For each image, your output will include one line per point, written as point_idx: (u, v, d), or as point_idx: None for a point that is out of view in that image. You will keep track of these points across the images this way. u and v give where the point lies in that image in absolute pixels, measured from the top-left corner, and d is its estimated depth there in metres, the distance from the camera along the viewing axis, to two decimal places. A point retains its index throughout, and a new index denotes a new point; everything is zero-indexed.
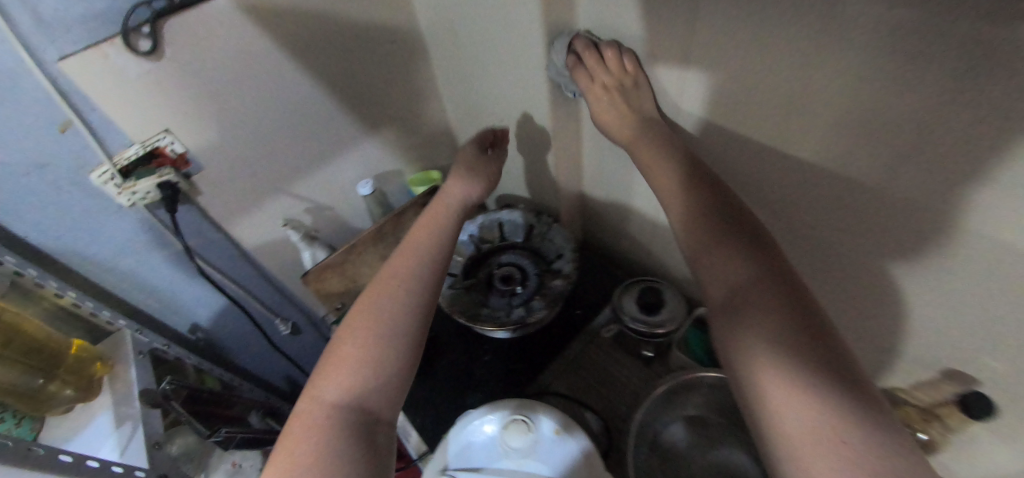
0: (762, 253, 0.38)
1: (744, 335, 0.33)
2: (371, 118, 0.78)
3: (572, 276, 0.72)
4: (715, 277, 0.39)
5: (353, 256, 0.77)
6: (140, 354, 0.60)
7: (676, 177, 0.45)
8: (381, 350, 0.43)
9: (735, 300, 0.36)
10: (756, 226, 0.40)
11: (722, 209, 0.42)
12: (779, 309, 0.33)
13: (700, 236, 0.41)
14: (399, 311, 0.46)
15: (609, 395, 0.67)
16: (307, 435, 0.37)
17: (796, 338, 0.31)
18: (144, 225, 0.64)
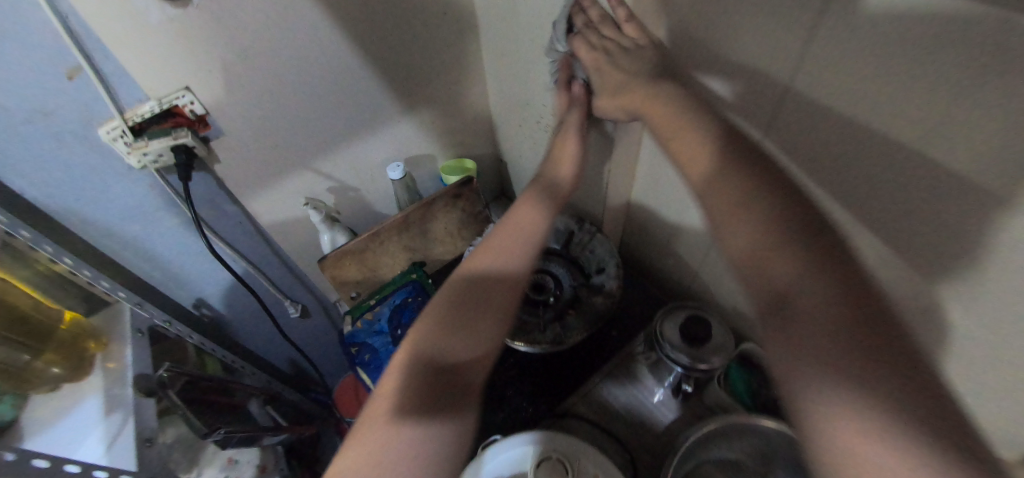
0: (827, 259, 0.27)
1: (794, 344, 0.25)
2: (410, 96, 0.71)
3: (614, 294, 0.65)
4: (758, 267, 0.29)
5: (375, 244, 0.71)
6: (138, 333, 0.54)
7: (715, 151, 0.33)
8: (454, 354, 0.41)
9: (789, 318, 0.26)
10: (827, 212, 0.29)
11: (774, 174, 0.31)
12: (839, 337, 0.24)
13: (740, 226, 0.30)
14: (473, 312, 0.43)
15: (640, 429, 0.62)
16: (396, 386, 0.39)
17: (868, 373, 0.22)
18: (153, 190, 0.58)
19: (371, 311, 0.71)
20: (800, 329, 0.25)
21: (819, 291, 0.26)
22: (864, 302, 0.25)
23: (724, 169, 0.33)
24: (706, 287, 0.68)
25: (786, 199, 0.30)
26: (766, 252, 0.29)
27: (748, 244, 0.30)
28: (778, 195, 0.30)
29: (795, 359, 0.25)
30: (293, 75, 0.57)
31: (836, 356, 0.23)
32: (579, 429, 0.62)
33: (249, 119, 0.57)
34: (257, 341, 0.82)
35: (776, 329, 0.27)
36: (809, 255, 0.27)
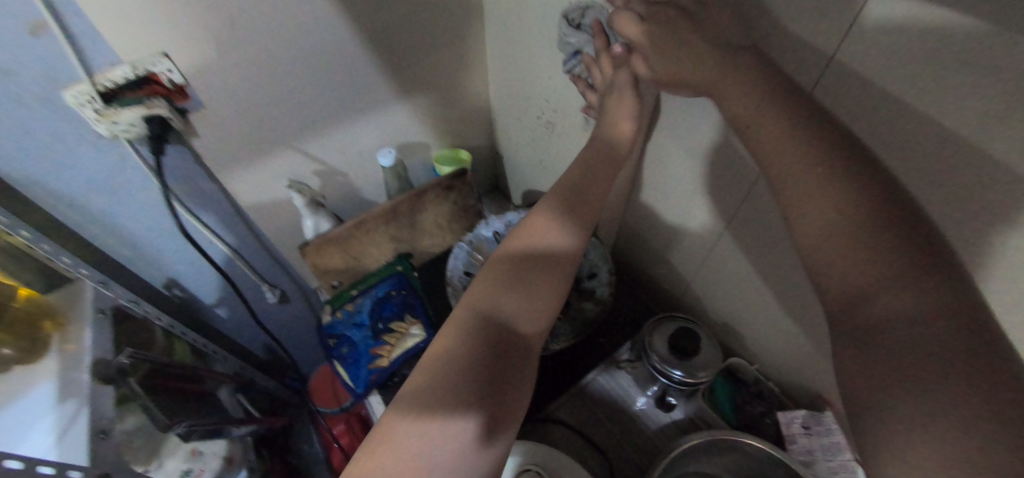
0: (926, 268, 0.23)
1: (891, 400, 0.22)
2: (407, 80, 0.68)
3: (605, 301, 0.64)
4: (846, 292, 0.26)
5: (361, 232, 0.68)
6: (100, 313, 0.51)
7: (778, 126, 0.29)
8: (510, 326, 0.40)
9: (871, 330, 0.24)
10: (926, 218, 0.24)
11: (857, 171, 0.26)
12: (957, 341, 0.21)
13: (815, 215, 0.27)
14: (531, 281, 0.43)
15: (622, 439, 0.61)
16: (457, 340, 0.39)
17: (982, 392, 0.19)
18: (123, 162, 0.54)
19: (352, 302, 0.67)
20: (890, 340, 0.23)
21: (898, 298, 0.23)
22: (962, 309, 0.22)
23: (787, 164, 0.28)
24: (697, 298, 0.67)
25: (870, 180, 0.26)
26: (833, 246, 0.26)
27: (804, 232, 0.28)
28: (854, 176, 0.26)
29: (885, 389, 0.23)
30: (283, 48, 0.54)
31: (945, 369, 0.21)
32: (559, 435, 0.61)
33: (233, 92, 0.54)
34: (231, 324, 0.79)
35: (847, 343, 0.25)
36: (898, 250, 0.24)
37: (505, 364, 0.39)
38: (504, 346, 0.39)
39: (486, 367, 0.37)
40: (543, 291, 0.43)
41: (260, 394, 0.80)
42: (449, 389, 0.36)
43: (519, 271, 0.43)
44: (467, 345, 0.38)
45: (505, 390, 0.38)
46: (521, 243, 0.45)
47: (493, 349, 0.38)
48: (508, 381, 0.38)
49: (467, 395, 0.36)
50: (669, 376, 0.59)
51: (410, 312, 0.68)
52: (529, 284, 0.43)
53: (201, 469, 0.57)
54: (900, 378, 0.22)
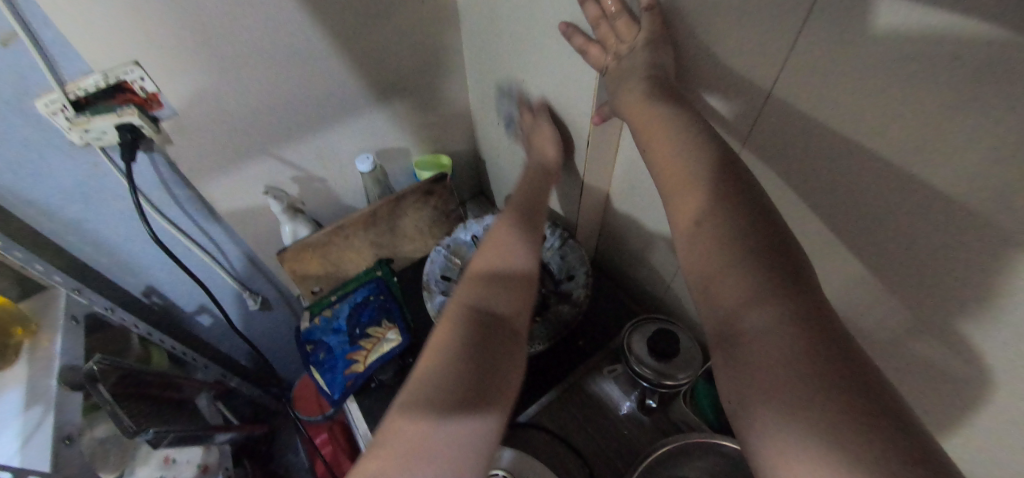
0: (775, 278, 0.30)
1: (756, 376, 0.28)
2: (384, 86, 0.69)
3: (582, 303, 0.63)
4: (721, 300, 0.32)
5: (339, 237, 0.68)
6: (72, 320, 0.51)
7: (684, 179, 0.38)
8: (494, 314, 0.44)
9: (738, 329, 0.31)
10: (784, 238, 0.32)
11: (736, 210, 0.34)
12: (809, 348, 0.27)
13: (702, 250, 0.34)
14: (507, 276, 0.48)
15: (601, 442, 0.60)
16: (445, 327, 0.43)
17: (838, 385, 0.25)
18: (97, 170, 0.54)
19: (330, 308, 0.68)
20: (756, 347, 0.29)
21: (766, 315, 0.29)
22: (815, 323, 0.28)
23: (698, 207, 0.36)
24: (677, 298, 0.66)
25: (748, 220, 0.33)
26: (716, 271, 0.33)
27: (695, 265, 0.35)
28: (734, 218, 0.34)
29: (757, 367, 0.29)
30: (254, 55, 0.54)
31: (800, 370, 0.26)
32: (537, 440, 0.60)
33: (208, 99, 0.54)
34: (213, 332, 0.79)
35: (724, 349, 0.31)
36: (766, 277, 0.31)
37: (496, 354, 0.41)
38: (493, 339, 0.42)
39: (479, 342, 0.41)
40: (515, 282, 0.48)
41: (242, 402, 0.80)
42: (445, 380, 0.38)
43: (494, 265, 0.49)
44: (457, 340, 0.41)
45: (493, 379, 0.40)
46: (494, 242, 0.51)
47: (481, 332, 0.42)
48: (493, 365, 0.40)
49: (464, 388, 0.38)
50: (645, 377, 0.58)
51: (388, 316, 0.67)
52: (504, 277, 0.48)
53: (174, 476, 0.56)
54: (763, 378, 0.28)
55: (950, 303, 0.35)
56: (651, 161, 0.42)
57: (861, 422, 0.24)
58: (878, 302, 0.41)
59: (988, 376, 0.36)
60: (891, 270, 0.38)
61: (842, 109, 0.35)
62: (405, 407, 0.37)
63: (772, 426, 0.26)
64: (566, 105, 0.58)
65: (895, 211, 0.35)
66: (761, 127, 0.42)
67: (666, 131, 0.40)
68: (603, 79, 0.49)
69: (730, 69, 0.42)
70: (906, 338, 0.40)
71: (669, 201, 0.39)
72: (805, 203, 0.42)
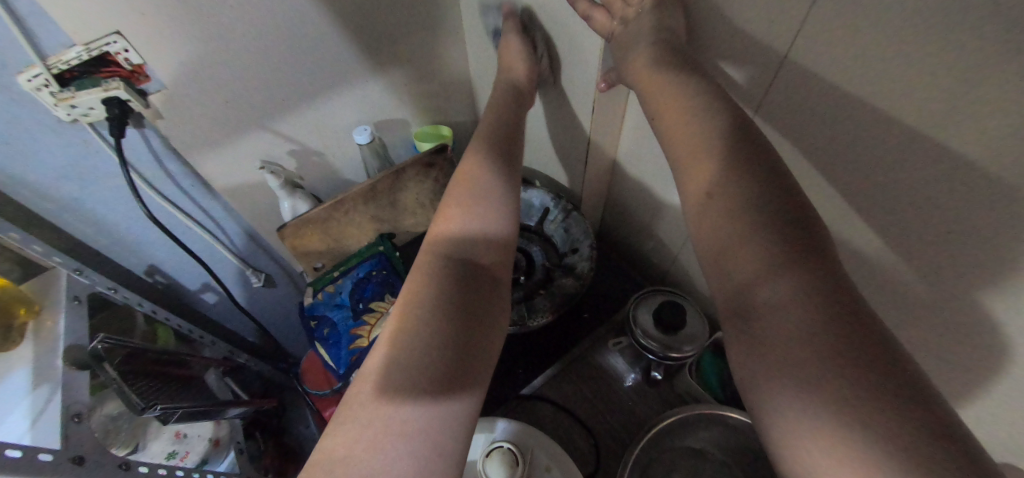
0: (790, 249, 0.29)
1: (768, 352, 0.27)
2: (380, 55, 0.66)
3: (586, 276, 0.61)
4: (735, 270, 0.31)
5: (339, 213, 0.67)
6: (74, 300, 0.51)
7: (695, 146, 0.36)
8: (463, 283, 0.41)
9: (751, 303, 0.30)
10: (801, 205, 0.31)
11: (752, 176, 0.32)
12: (828, 322, 0.25)
13: (713, 222, 0.33)
14: (472, 242, 0.44)
15: (606, 413, 0.60)
16: (405, 307, 0.39)
17: (856, 362, 0.23)
18: (87, 146, 0.53)
19: (333, 284, 0.68)
20: (771, 322, 0.28)
21: (781, 286, 0.28)
22: (832, 294, 0.26)
23: (713, 174, 0.34)
24: (685, 270, 0.65)
25: (761, 187, 0.32)
26: (730, 243, 0.32)
27: (708, 233, 0.34)
28: (749, 186, 0.32)
29: (771, 343, 0.27)
30: (237, 27, 0.51)
31: (814, 346, 0.25)
32: (542, 412, 0.61)
33: (198, 73, 0.52)
34: (219, 309, 0.79)
35: (736, 324, 0.30)
36: (780, 247, 0.29)
37: (474, 313, 0.40)
38: (466, 295, 0.40)
39: (449, 322, 0.38)
40: (479, 246, 0.44)
41: (253, 376, 0.81)
42: (408, 367, 0.35)
43: (453, 231, 0.44)
44: (428, 311, 0.38)
45: (473, 340, 0.38)
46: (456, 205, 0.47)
47: (447, 308, 0.39)
48: (470, 342, 0.38)
49: (441, 354, 0.36)
50: (650, 349, 0.57)
51: (391, 291, 0.67)
52: (467, 242, 0.44)
53: (187, 450, 0.58)
54: (773, 352, 0.27)
55: (964, 273, 0.34)
56: (659, 127, 0.40)
57: (882, 398, 0.22)
58: (892, 272, 0.39)
59: (1003, 346, 0.34)
60: (905, 238, 0.36)
61: (861, 71, 0.32)
62: (373, 382, 0.35)
63: (788, 402, 0.25)
64: (569, 73, 0.55)
65: (915, 178, 0.33)
66: (775, 89, 0.40)
67: (679, 96, 0.38)
68: (608, 45, 0.47)
69: (741, 30, 0.39)
70: (922, 308, 0.39)
71: (680, 170, 0.37)
72: (817, 170, 0.40)
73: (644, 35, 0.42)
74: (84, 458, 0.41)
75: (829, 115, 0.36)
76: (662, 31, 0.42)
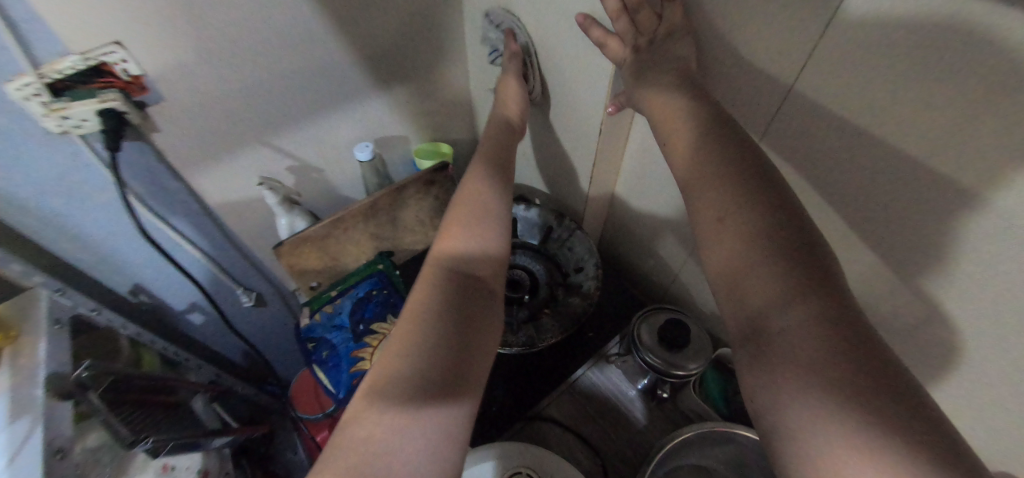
0: (803, 277, 0.29)
1: (784, 381, 0.27)
2: (384, 72, 0.66)
3: (593, 295, 0.61)
4: (750, 299, 0.32)
5: (338, 231, 0.65)
6: (56, 324, 0.48)
7: (703, 174, 0.37)
8: (470, 292, 0.41)
9: (764, 331, 0.30)
10: (811, 234, 0.32)
11: (764, 204, 0.33)
12: (845, 348, 0.26)
13: (721, 247, 0.34)
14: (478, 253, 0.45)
15: (610, 432, 0.60)
16: (411, 316, 0.39)
17: (871, 388, 0.24)
18: (76, 160, 0.50)
19: (332, 304, 0.66)
20: (783, 347, 0.28)
21: (792, 311, 0.29)
22: (842, 319, 0.27)
23: (723, 202, 0.35)
24: (685, 289, 0.66)
25: (768, 214, 0.33)
26: (744, 271, 0.32)
27: (720, 262, 0.34)
28: (759, 212, 0.33)
29: (787, 371, 0.27)
30: (242, 40, 0.50)
31: (830, 374, 0.25)
32: (549, 433, 0.60)
33: (197, 84, 0.50)
34: (204, 329, 0.75)
35: (749, 351, 0.31)
36: (789, 272, 0.30)
37: (472, 318, 0.40)
38: (468, 307, 0.40)
39: (458, 332, 0.38)
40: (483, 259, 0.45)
41: (239, 401, 0.77)
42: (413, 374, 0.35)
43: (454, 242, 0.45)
44: (433, 320, 0.38)
45: (469, 347, 0.38)
46: (462, 214, 0.48)
47: (450, 317, 0.39)
48: (471, 351, 0.38)
49: (435, 357, 0.36)
50: (654, 366, 0.58)
51: (392, 310, 0.66)
52: (470, 253, 0.44)
53: None
54: (784, 374, 0.28)
55: (964, 296, 0.35)
56: (670, 155, 0.41)
57: (898, 426, 0.23)
58: (891, 292, 0.41)
59: (995, 364, 0.36)
60: (903, 258, 0.38)
61: (867, 102, 0.34)
62: (376, 393, 0.34)
63: (801, 425, 0.26)
64: (576, 95, 0.56)
65: (918, 206, 0.34)
66: (780, 118, 0.41)
67: (692, 123, 0.40)
68: (619, 71, 0.48)
69: (746, 61, 0.41)
70: (920, 327, 0.40)
71: (690, 200, 0.38)
72: (817, 195, 0.42)
73: (656, 62, 0.43)
74: None
75: (834, 144, 0.38)
76: (674, 59, 0.43)
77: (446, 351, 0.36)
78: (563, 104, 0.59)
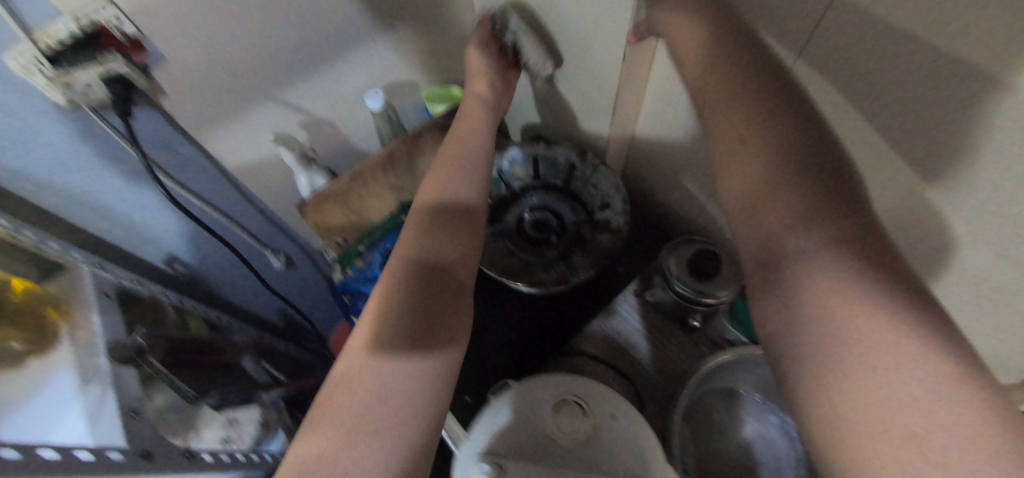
0: (826, 198, 0.29)
1: (799, 304, 0.27)
2: (386, 12, 0.61)
3: (623, 231, 0.60)
4: (767, 222, 0.31)
5: (359, 184, 0.64)
6: (103, 296, 0.49)
7: (727, 99, 0.35)
8: (441, 266, 0.44)
9: (782, 254, 0.29)
10: (836, 155, 0.31)
11: (788, 123, 0.32)
12: (873, 262, 0.25)
13: (743, 174, 0.33)
14: (450, 229, 0.47)
15: (643, 361, 0.62)
16: (385, 293, 0.41)
17: (894, 306, 0.23)
18: (89, 132, 0.49)
19: (361, 258, 0.67)
20: (799, 269, 0.28)
21: (813, 230, 0.28)
22: (864, 237, 0.26)
23: (747, 124, 0.34)
24: (713, 219, 0.65)
25: (792, 136, 0.32)
26: (765, 194, 0.31)
27: (740, 188, 0.33)
28: (782, 134, 0.32)
29: (804, 294, 0.27)
30: None
31: (852, 295, 0.25)
32: (582, 365, 0.63)
33: (192, 43, 0.48)
34: (241, 293, 0.78)
35: (762, 275, 0.30)
36: (808, 194, 0.29)
37: (438, 295, 0.42)
38: (437, 283, 0.42)
39: (427, 305, 0.41)
40: (456, 236, 0.46)
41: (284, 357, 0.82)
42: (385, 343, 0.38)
43: (428, 221, 0.47)
44: (404, 294, 0.41)
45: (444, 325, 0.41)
46: (435, 193, 0.50)
47: (419, 291, 0.41)
48: (439, 324, 0.40)
49: (414, 333, 0.39)
50: (684, 296, 0.58)
51: None
52: (445, 233, 0.46)
53: (240, 433, 0.59)
54: (800, 291, 0.27)
55: None
56: (688, 83, 0.39)
57: (939, 344, 0.22)
58: None
59: None
60: (933, 181, 0.35)
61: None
62: (355, 359, 0.38)
63: (817, 344, 0.25)
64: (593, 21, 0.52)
65: (950, 125, 0.31)
66: None
67: (713, 43, 0.37)
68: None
69: None
70: None
71: (710, 125, 0.37)
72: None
73: None
74: (150, 452, 0.42)
75: None
76: None
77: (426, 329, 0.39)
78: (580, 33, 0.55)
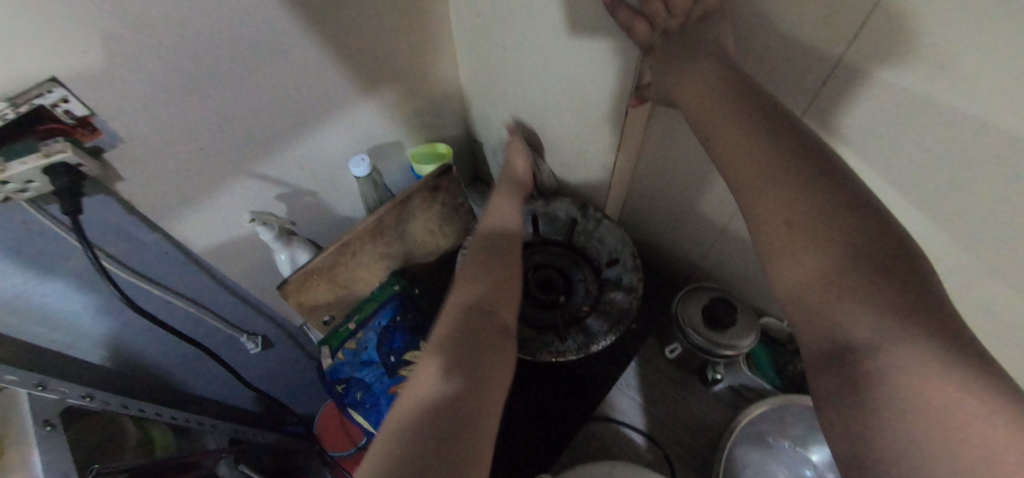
0: (896, 287, 0.27)
1: (879, 402, 0.26)
2: (370, 76, 0.58)
3: (636, 287, 0.58)
4: (831, 313, 0.29)
5: (346, 257, 0.59)
6: (47, 426, 0.40)
7: (760, 176, 0.34)
8: (490, 304, 0.48)
9: (853, 352, 0.28)
10: (897, 232, 0.28)
11: (836, 202, 0.31)
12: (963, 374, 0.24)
13: (796, 260, 0.31)
14: (495, 266, 0.52)
15: (666, 421, 0.59)
16: (447, 321, 0.45)
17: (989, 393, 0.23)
18: (27, 229, 0.41)
19: (354, 339, 0.63)
20: (874, 367, 0.27)
21: (882, 322, 0.27)
22: (949, 336, 0.25)
23: (792, 203, 0.32)
24: (719, 265, 0.64)
25: (843, 215, 0.30)
26: (822, 282, 0.30)
27: (793, 274, 0.32)
28: (832, 214, 0.30)
29: (885, 393, 0.26)
30: (211, 63, 0.43)
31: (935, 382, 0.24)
32: (602, 435, 0.59)
33: (161, 124, 0.42)
34: (209, 384, 0.69)
35: (830, 370, 0.29)
36: (874, 284, 0.27)
37: (486, 334, 0.45)
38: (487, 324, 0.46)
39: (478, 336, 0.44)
40: (502, 277, 0.51)
41: (261, 451, 0.72)
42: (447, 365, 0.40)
43: (482, 260, 0.52)
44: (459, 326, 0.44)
45: (482, 359, 0.42)
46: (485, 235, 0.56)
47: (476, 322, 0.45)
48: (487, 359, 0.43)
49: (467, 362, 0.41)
50: (704, 349, 0.56)
51: (421, 336, 0.65)
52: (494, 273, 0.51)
53: None
54: (871, 391, 0.27)
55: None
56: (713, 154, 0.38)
57: None
58: (953, 245, 0.41)
59: None
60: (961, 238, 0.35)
61: (944, 67, 0.31)
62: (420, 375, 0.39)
63: (891, 399, 0.26)
64: (592, 82, 0.51)
65: None
66: (827, 94, 0.38)
67: (732, 116, 0.36)
68: (644, 60, 0.44)
69: (785, 38, 0.37)
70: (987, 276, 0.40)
71: (744, 202, 0.35)
72: (869, 163, 0.40)
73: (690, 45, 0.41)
74: None
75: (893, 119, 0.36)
76: (712, 42, 0.40)
77: (459, 367, 0.40)
78: (576, 95, 0.55)
